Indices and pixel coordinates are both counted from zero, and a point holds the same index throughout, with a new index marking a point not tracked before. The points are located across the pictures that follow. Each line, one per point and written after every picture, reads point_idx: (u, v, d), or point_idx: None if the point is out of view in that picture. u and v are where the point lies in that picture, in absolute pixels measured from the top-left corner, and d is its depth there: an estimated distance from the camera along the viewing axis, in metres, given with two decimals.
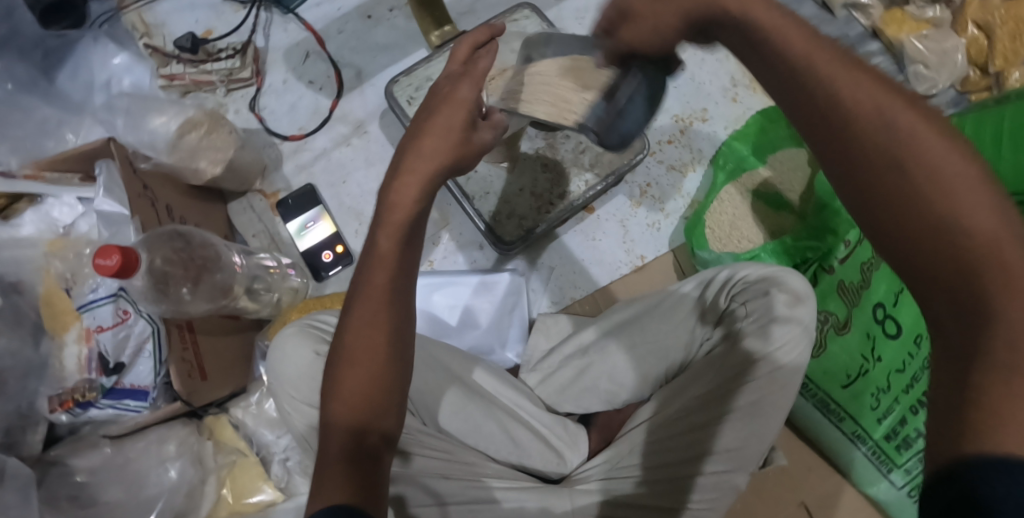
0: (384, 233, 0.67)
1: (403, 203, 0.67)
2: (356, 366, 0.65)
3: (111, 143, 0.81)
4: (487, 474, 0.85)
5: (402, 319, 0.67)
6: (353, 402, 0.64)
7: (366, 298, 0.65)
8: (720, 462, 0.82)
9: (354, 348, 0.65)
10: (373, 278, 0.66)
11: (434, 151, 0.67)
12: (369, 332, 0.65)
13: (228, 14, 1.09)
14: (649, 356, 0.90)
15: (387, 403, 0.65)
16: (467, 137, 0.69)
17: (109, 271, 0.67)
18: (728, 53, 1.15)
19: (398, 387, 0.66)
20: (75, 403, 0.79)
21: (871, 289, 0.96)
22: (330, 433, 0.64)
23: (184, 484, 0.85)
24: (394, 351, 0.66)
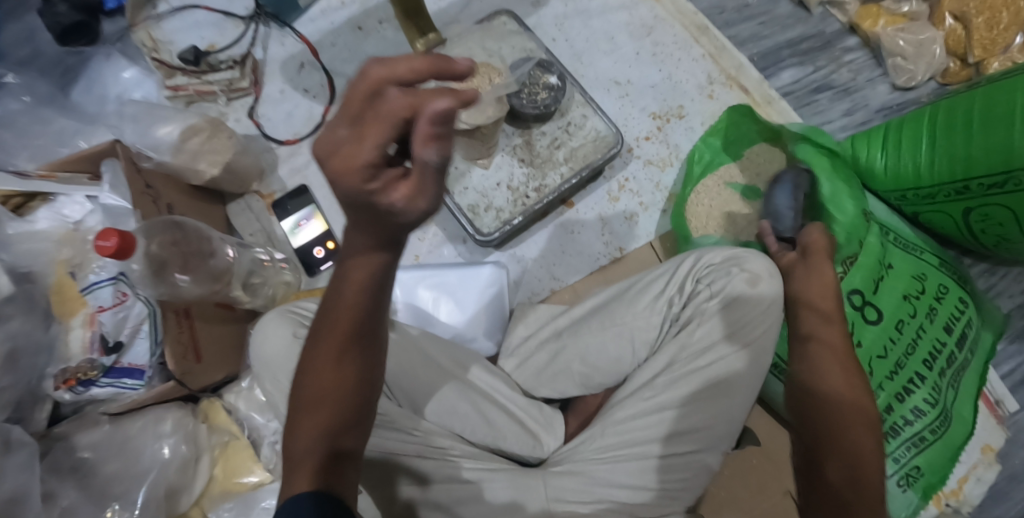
0: (350, 288, 0.67)
1: (364, 266, 0.65)
2: (319, 396, 0.71)
3: (116, 144, 0.90)
4: (458, 455, 0.87)
5: (369, 347, 0.72)
6: (319, 424, 0.71)
7: (330, 338, 0.70)
8: (693, 441, 0.86)
9: (319, 379, 0.71)
10: (338, 320, 0.69)
11: (371, 231, 0.61)
12: (334, 365, 0.71)
13: (229, 30, 1.17)
14: (621, 338, 0.92)
15: (351, 422, 0.73)
16: (391, 215, 0.58)
17: (109, 251, 0.73)
18: (705, 53, 1.19)
19: (361, 400, 0.73)
20: (78, 381, 0.85)
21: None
22: (298, 436, 0.71)
23: (177, 460, 0.89)
24: (358, 383, 0.73)
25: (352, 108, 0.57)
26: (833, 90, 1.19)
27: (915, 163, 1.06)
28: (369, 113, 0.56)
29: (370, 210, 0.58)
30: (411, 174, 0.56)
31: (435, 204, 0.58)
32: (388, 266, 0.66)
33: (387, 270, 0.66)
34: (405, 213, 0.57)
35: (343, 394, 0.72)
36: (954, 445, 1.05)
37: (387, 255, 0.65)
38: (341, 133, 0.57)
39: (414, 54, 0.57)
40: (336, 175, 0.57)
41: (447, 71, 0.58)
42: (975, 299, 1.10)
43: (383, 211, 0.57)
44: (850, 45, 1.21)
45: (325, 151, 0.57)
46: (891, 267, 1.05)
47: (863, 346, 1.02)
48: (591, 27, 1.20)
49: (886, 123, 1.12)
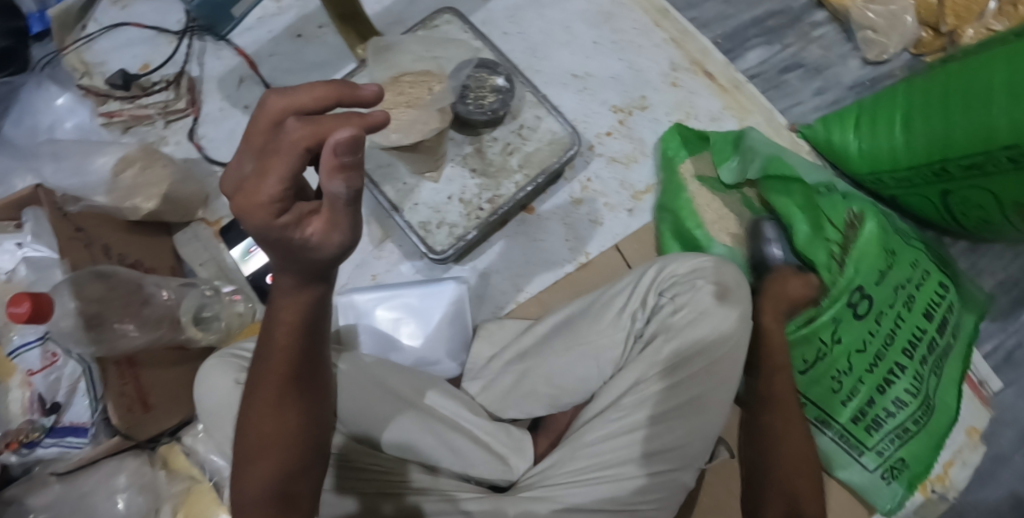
0: (281, 329, 0.63)
1: (292, 308, 0.61)
2: (264, 444, 0.68)
3: (39, 190, 0.85)
4: (451, 487, 0.85)
5: (310, 385, 0.68)
6: (266, 471, 0.68)
7: (265, 383, 0.66)
8: (666, 460, 0.83)
9: (261, 426, 0.68)
10: (272, 364, 0.65)
11: (291, 267, 0.55)
12: (274, 411, 0.67)
13: (162, 46, 1.11)
14: (585, 356, 0.89)
15: (302, 463, 0.70)
16: (307, 250, 0.52)
17: (20, 318, 0.70)
18: (667, 38, 1.12)
19: (309, 437, 0.70)
20: (20, 443, 0.82)
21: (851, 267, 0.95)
22: (247, 486, 0.68)
23: (134, 514, 0.88)
24: (303, 423, 0.69)
25: (256, 143, 0.52)
26: (802, 69, 1.13)
27: (891, 144, 1.02)
28: (271, 145, 0.50)
29: (284, 245, 0.52)
30: (324, 207, 0.50)
31: (352, 239, 0.53)
32: (317, 304, 0.61)
33: (318, 306, 0.61)
34: (323, 247, 0.52)
35: (288, 440, 0.68)
36: (938, 433, 1.02)
37: (318, 290, 0.60)
38: (246, 169, 0.51)
39: (315, 83, 0.52)
40: (244, 211, 0.50)
41: (352, 99, 0.53)
42: (956, 280, 1.06)
43: (298, 245, 0.52)
44: (819, 19, 1.15)
45: (234, 191, 0.52)
46: (894, 254, 0.98)
47: (843, 342, 0.98)
48: (544, 17, 1.13)
49: (860, 101, 1.07)
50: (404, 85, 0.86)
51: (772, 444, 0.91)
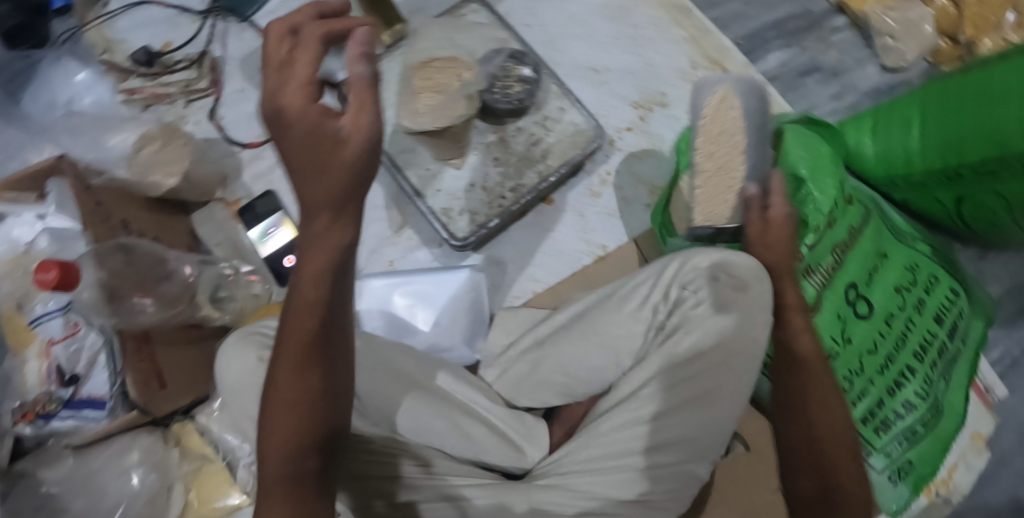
0: (308, 279, 0.62)
1: (319, 245, 0.61)
2: (285, 412, 0.64)
3: (63, 160, 0.85)
4: (448, 474, 0.83)
5: (333, 347, 0.65)
6: (282, 445, 0.64)
7: (290, 343, 0.63)
8: (678, 452, 0.84)
9: (284, 393, 0.63)
10: (299, 321, 0.62)
11: (324, 184, 0.58)
12: (299, 375, 0.63)
13: (184, 26, 1.10)
14: (603, 348, 0.89)
15: (323, 438, 0.66)
16: (340, 145, 0.58)
17: (49, 285, 0.69)
18: (685, 36, 1.13)
19: (332, 413, 0.66)
20: (36, 415, 0.81)
21: (844, 268, 0.99)
22: (266, 460, 0.64)
23: (146, 491, 0.86)
24: (328, 390, 0.65)
25: (274, 56, 0.59)
26: (820, 72, 1.14)
27: (906, 148, 1.03)
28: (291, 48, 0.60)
29: (320, 144, 0.58)
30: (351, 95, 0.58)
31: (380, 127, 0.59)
32: (345, 248, 0.61)
33: (348, 248, 0.61)
34: (351, 132, 0.58)
35: (310, 407, 0.64)
36: (945, 437, 1.03)
37: (349, 230, 0.61)
38: (270, 82, 0.59)
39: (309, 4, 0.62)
40: (282, 108, 0.58)
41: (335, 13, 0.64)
42: (966, 286, 1.07)
43: (333, 142, 0.58)
44: (838, 24, 1.16)
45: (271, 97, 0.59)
46: (885, 256, 1.02)
47: (853, 343, 0.99)
48: (566, 11, 1.14)
49: (876, 107, 1.09)
50: (432, 71, 0.86)
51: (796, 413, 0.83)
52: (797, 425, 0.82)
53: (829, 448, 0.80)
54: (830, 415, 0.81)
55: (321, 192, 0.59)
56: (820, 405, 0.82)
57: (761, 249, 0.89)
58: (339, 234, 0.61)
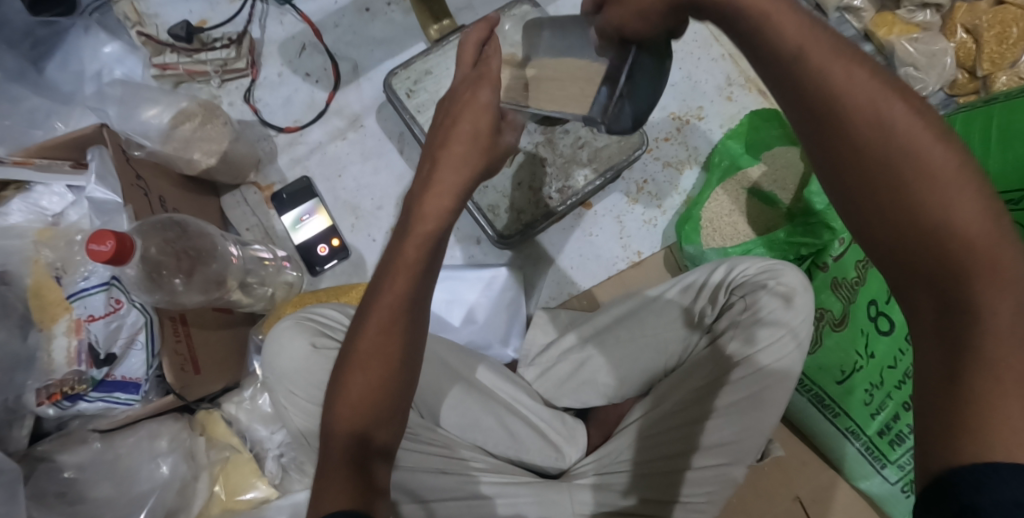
0: (412, 243, 0.67)
1: (432, 213, 0.68)
2: (363, 372, 0.64)
3: (103, 129, 0.81)
4: (479, 469, 0.84)
5: (420, 309, 0.67)
6: (353, 408, 0.63)
7: (380, 304, 0.65)
8: (717, 455, 0.82)
9: (364, 355, 0.64)
10: (391, 284, 0.65)
11: (462, 153, 0.69)
12: (383, 340, 0.64)
13: (223, 5, 1.07)
14: (649, 350, 0.90)
15: (392, 411, 0.65)
16: (493, 135, 0.70)
17: (103, 257, 0.66)
18: (724, 53, 1.15)
19: (406, 387, 0.66)
20: (64, 395, 0.77)
21: (867, 284, 0.97)
22: (332, 432, 0.63)
23: (176, 480, 0.82)
24: (409, 356, 0.66)
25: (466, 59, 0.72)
26: None
27: None
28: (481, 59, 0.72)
29: (481, 124, 0.69)
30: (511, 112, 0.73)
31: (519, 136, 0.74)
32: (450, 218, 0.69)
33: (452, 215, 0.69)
34: (507, 130, 0.72)
35: (387, 374, 0.64)
36: None
37: (453, 205, 0.69)
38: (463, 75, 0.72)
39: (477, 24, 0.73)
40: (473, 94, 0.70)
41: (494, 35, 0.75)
42: None
43: (490, 128, 0.70)
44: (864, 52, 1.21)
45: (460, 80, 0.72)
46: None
47: (876, 357, 0.97)
48: None
49: None
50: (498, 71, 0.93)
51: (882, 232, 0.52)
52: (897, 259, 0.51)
53: (962, 255, 0.49)
54: (952, 206, 0.49)
55: (456, 162, 0.69)
56: (916, 205, 0.50)
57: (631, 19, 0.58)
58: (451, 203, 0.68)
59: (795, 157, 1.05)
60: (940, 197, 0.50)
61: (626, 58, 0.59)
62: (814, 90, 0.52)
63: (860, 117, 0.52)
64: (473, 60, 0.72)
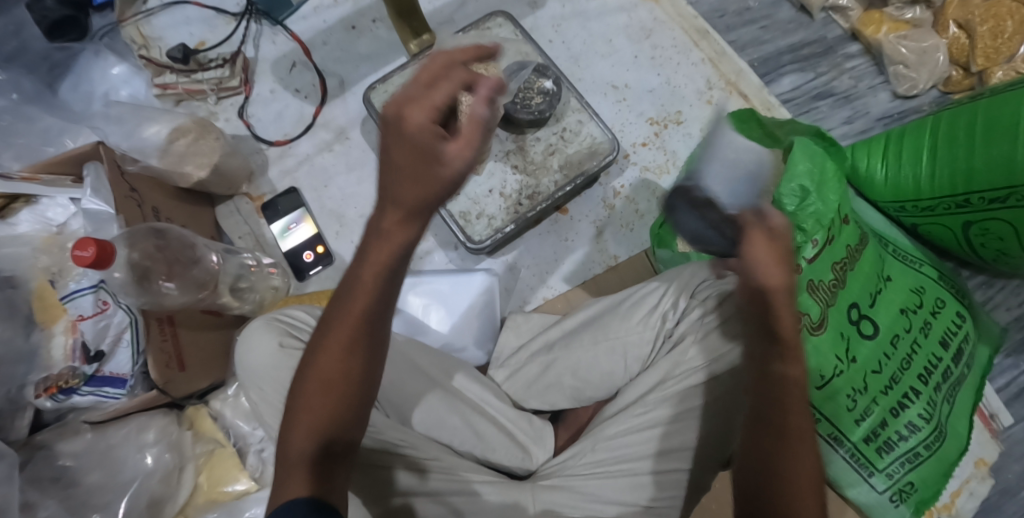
0: (369, 271, 0.66)
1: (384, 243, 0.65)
2: (322, 386, 0.69)
3: (100, 146, 0.89)
4: (463, 469, 0.86)
5: (377, 331, 0.69)
6: (311, 418, 0.69)
7: (340, 327, 0.68)
8: (682, 459, 0.84)
9: (324, 370, 0.69)
10: (351, 306, 0.67)
11: (405, 194, 0.63)
12: (342, 357, 0.68)
13: (220, 27, 1.14)
14: (613, 353, 0.91)
15: (350, 421, 0.70)
16: (434, 165, 0.62)
17: (85, 262, 0.73)
18: (705, 57, 1.16)
19: (364, 398, 0.71)
20: (58, 389, 0.84)
21: (846, 288, 1.01)
22: (294, 438, 0.69)
23: (160, 469, 0.88)
24: (367, 372, 0.70)
25: (424, 76, 0.66)
26: (833, 97, 1.16)
27: (916, 175, 1.04)
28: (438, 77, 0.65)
29: (418, 160, 0.62)
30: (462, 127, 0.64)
31: (474, 147, 0.64)
32: (408, 251, 0.66)
33: (410, 247, 0.66)
34: (453, 156, 0.63)
35: (345, 389, 0.69)
36: (949, 460, 1.05)
37: (413, 231, 0.65)
38: (409, 93, 0.64)
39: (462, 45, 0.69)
40: (407, 118, 0.63)
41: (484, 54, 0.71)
42: (973, 312, 1.09)
43: (429, 159, 0.63)
44: (852, 51, 1.19)
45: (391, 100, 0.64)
46: (888, 280, 1.05)
47: (857, 361, 1.01)
48: (588, 29, 1.17)
49: (888, 132, 1.10)
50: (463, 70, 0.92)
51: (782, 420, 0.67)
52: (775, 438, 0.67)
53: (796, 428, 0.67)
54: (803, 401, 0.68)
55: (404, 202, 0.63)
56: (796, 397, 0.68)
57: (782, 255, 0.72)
58: (399, 239, 0.65)
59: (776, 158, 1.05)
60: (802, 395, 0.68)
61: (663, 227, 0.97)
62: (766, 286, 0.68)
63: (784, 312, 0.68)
64: (427, 78, 0.65)
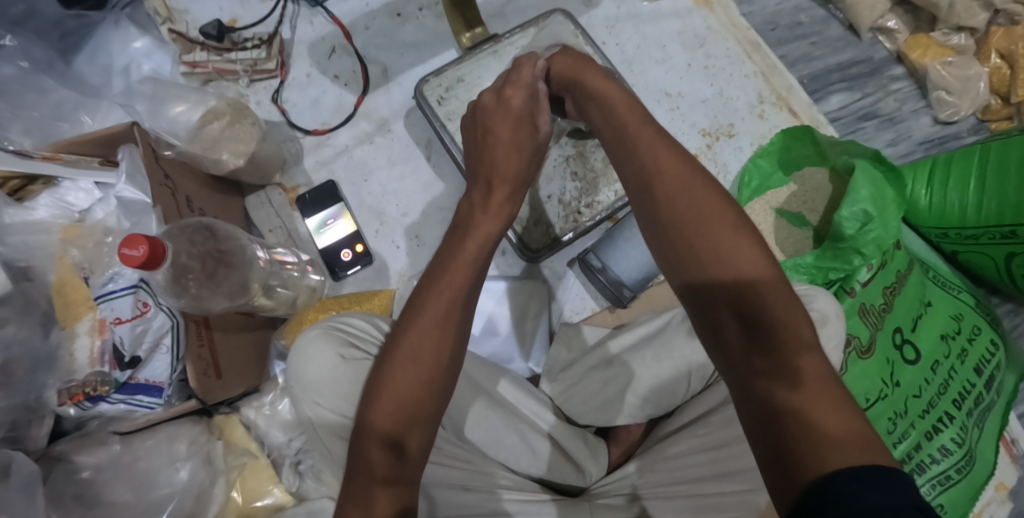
0: (473, 240, 0.69)
1: (493, 212, 0.71)
2: (413, 369, 0.64)
3: (134, 127, 0.79)
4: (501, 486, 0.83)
5: (467, 310, 0.67)
6: (395, 404, 0.63)
7: (433, 304, 0.66)
8: (742, 480, 0.78)
9: (416, 350, 0.64)
10: (448, 278, 0.67)
11: (509, 165, 0.74)
12: (436, 335, 0.65)
13: (254, 3, 1.06)
14: (677, 371, 0.87)
15: (426, 417, 0.64)
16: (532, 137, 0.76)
17: (135, 261, 0.63)
18: (756, 69, 1.14)
19: (446, 394, 0.65)
20: (86, 396, 0.76)
21: (892, 313, 1.00)
22: (367, 433, 0.63)
23: (195, 486, 0.82)
24: (455, 356, 0.66)
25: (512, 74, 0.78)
26: (878, 118, 1.16)
27: (962, 204, 1.04)
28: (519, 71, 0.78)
29: (521, 130, 0.75)
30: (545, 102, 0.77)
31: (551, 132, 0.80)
32: (507, 220, 0.72)
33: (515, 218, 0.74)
34: (545, 125, 0.77)
35: (434, 372, 0.64)
36: (977, 483, 1.05)
37: (515, 207, 0.74)
38: (498, 89, 0.78)
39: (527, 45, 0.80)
40: (507, 99, 0.76)
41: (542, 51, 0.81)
42: (1004, 339, 1.10)
43: (528, 133, 0.76)
44: (896, 73, 1.18)
45: (491, 91, 0.78)
46: (929, 305, 1.04)
47: (901, 385, 0.99)
48: (643, 32, 1.15)
49: (934, 158, 1.09)
50: None
51: (760, 335, 0.58)
52: (770, 367, 0.56)
53: (775, 333, 0.57)
54: (763, 287, 0.60)
55: (507, 171, 0.74)
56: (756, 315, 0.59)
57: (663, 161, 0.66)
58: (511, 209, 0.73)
59: (824, 180, 1.05)
60: (779, 306, 0.59)
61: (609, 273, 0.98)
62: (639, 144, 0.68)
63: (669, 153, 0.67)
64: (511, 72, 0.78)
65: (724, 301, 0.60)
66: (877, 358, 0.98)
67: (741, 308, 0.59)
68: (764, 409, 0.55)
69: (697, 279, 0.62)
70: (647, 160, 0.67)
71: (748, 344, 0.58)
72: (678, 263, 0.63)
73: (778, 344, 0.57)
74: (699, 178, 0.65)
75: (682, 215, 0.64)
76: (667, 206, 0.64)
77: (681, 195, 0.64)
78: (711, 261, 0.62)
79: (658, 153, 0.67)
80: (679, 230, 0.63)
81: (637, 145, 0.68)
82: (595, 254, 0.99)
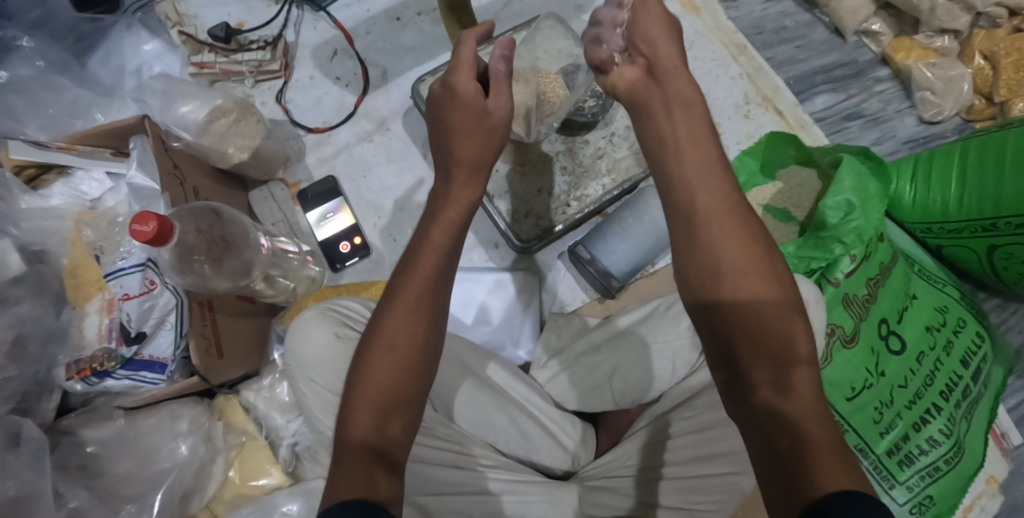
0: (437, 228, 0.74)
1: (458, 199, 0.75)
2: (389, 353, 0.67)
3: (145, 120, 0.84)
4: (483, 463, 0.85)
5: (439, 296, 0.71)
6: (378, 391, 0.66)
7: (407, 288, 0.70)
8: (729, 463, 0.80)
9: (392, 336, 0.68)
10: (419, 265, 0.71)
11: (467, 150, 0.76)
12: (409, 318, 0.69)
13: (260, 10, 1.12)
14: (663, 355, 0.91)
15: (399, 405, 0.66)
16: (484, 117, 0.77)
17: (145, 237, 0.68)
18: (742, 72, 1.19)
19: (424, 380, 0.68)
20: (92, 372, 0.80)
21: (876, 303, 1.03)
22: (352, 424, 0.65)
23: (194, 462, 0.85)
24: (431, 340, 0.69)
25: (455, 61, 0.78)
26: (863, 118, 1.19)
27: (944, 199, 1.06)
28: (457, 57, 0.78)
29: (471, 113, 0.76)
30: (493, 86, 0.78)
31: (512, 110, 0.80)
32: (470, 205, 0.76)
33: (477, 200, 0.77)
34: (497, 108, 0.77)
35: (411, 355, 0.68)
36: (965, 475, 1.05)
37: (475, 190, 0.77)
38: (444, 80, 0.79)
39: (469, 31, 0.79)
40: (453, 87, 0.77)
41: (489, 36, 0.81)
42: (990, 333, 1.11)
43: (480, 114, 0.77)
44: (881, 75, 1.22)
45: (439, 82, 0.80)
46: (913, 298, 1.06)
47: (886, 375, 1.01)
48: None
49: (917, 155, 1.12)
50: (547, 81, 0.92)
51: (760, 347, 0.61)
52: (771, 379, 0.60)
53: (784, 349, 0.61)
54: (774, 303, 0.63)
55: (468, 156, 0.76)
56: (767, 331, 0.62)
57: (697, 171, 0.69)
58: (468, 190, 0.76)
59: (810, 177, 1.08)
60: (783, 320, 0.63)
61: (598, 266, 1.01)
62: (670, 156, 0.71)
63: (704, 167, 0.69)
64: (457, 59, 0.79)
65: (760, 334, 0.62)
66: (859, 349, 1.01)
67: (754, 323, 0.63)
68: (766, 416, 0.58)
69: (711, 292, 0.65)
70: (706, 180, 0.68)
71: (763, 353, 0.61)
72: (717, 281, 0.65)
73: (786, 359, 0.60)
74: (724, 192, 0.68)
75: (733, 251, 0.65)
76: (701, 219, 0.67)
77: (707, 212, 0.67)
78: (751, 296, 0.64)
79: (682, 160, 0.70)
80: (732, 265, 0.65)
81: (667, 155, 0.71)
82: (584, 246, 1.02)
